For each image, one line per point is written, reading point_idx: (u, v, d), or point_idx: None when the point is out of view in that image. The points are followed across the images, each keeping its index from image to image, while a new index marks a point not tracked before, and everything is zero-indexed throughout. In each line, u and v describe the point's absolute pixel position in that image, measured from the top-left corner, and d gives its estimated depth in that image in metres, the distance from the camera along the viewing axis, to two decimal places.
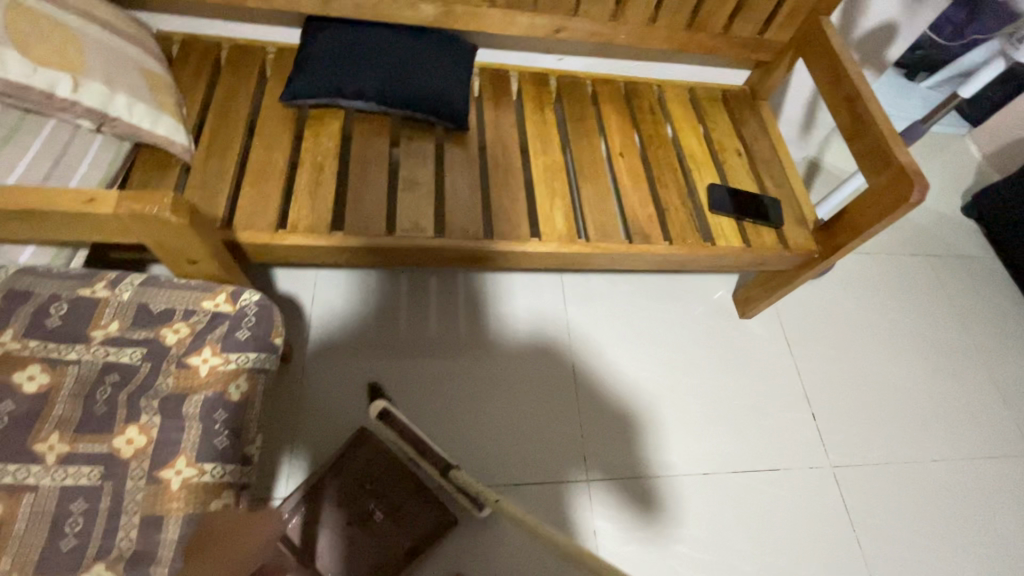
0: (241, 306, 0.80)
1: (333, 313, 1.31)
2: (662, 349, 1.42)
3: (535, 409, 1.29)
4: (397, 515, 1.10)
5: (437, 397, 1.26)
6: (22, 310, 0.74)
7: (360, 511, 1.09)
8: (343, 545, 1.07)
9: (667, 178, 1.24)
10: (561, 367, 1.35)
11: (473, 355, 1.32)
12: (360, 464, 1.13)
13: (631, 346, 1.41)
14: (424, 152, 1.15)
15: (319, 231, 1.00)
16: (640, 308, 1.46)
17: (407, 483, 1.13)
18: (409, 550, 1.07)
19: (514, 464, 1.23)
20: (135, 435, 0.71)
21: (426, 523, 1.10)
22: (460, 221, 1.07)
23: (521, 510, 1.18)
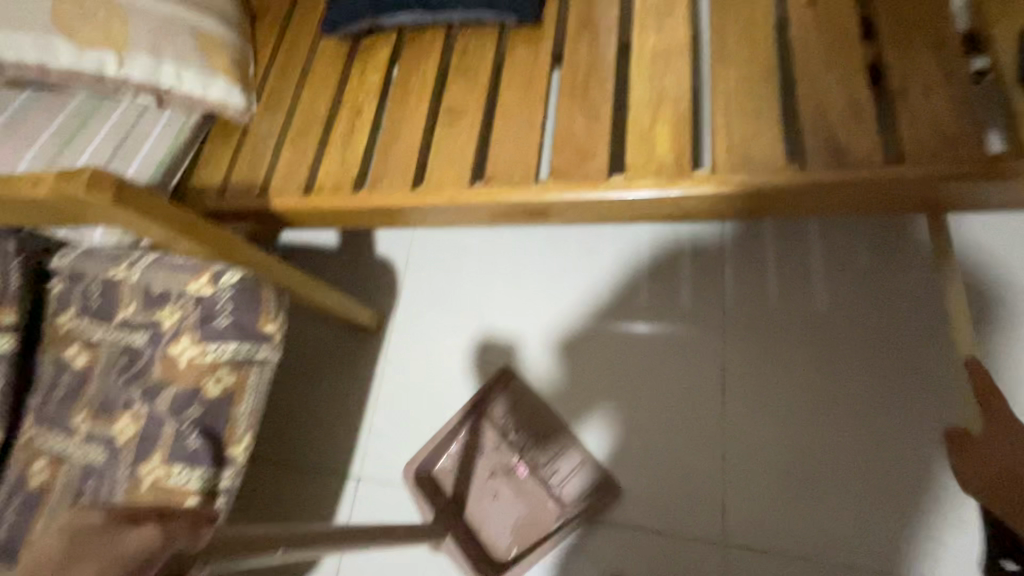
0: (219, 289, 0.70)
1: (429, 275, 1.10)
2: (898, 357, 0.83)
3: (693, 427, 0.87)
4: (547, 473, 0.91)
5: (588, 343, 0.96)
6: (77, 291, 0.79)
7: (505, 463, 0.93)
8: (487, 500, 0.92)
9: (914, 29, 0.63)
10: (773, 317, 0.89)
11: (613, 335, 0.95)
12: (505, 407, 0.95)
13: (846, 346, 0.85)
14: (480, 65, 0.84)
15: (344, 190, 0.83)
16: (871, 283, 0.86)
17: (557, 439, 0.91)
18: (561, 517, 0.88)
19: (693, 445, 0.86)
20: (128, 423, 0.70)
21: (585, 484, 0.88)
22: (507, 160, 0.74)
23: (647, 566, 0.82)
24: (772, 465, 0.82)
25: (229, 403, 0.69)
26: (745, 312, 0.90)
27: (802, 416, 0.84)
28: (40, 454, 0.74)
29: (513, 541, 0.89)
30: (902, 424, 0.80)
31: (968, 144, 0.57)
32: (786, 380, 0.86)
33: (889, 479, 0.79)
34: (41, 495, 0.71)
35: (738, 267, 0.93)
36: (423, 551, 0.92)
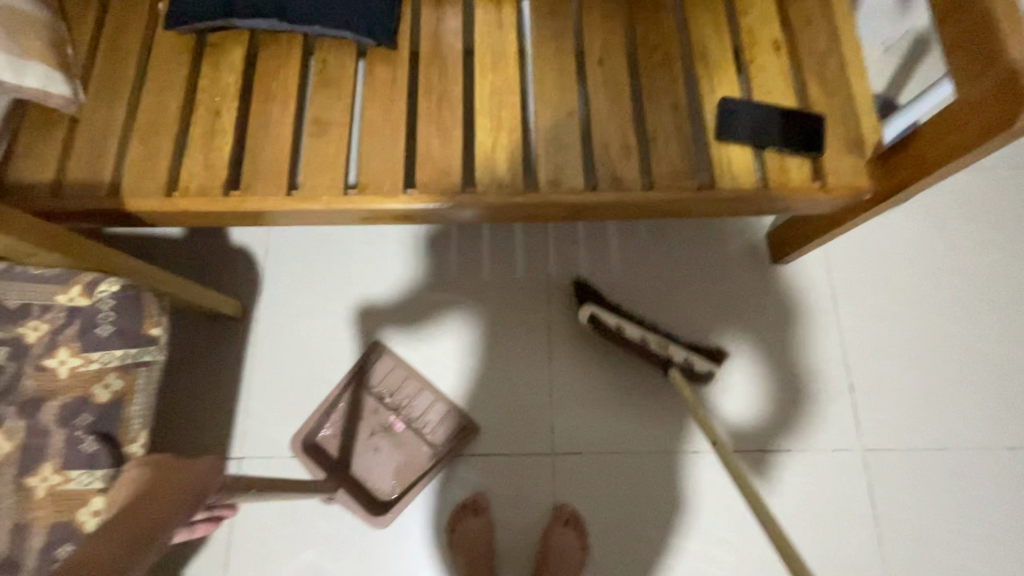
0: (97, 299, 0.72)
1: (293, 263, 1.17)
2: (662, 306, 1.18)
3: (530, 373, 1.14)
4: (419, 425, 1.11)
5: (447, 316, 1.16)
6: None
7: (383, 421, 1.11)
8: (369, 454, 1.09)
9: (662, 92, 0.92)
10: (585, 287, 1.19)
11: (468, 308, 1.16)
12: (381, 374, 1.12)
13: (629, 303, 1.18)
14: (342, 79, 0.93)
15: (212, 193, 0.86)
16: (646, 256, 1.20)
17: (426, 396, 1.11)
18: (433, 457, 1.09)
19: (531, 387, 1.14)
20: (1, 441, 0.69)
21: (451, 428, 1.10)
22: (377, 172, 0.88)
23: (502, 479, 1.09)
24: (585, 393, 1.14)
25: (122, 406, 0.73)
26: (563, 282, 1.19)
27: (605, 357, 1.16)
28: None
29: (394, 483, 1.08)
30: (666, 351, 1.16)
31: (689, 175, 0.88)
32: (593, 331, 1.17)
33: (658, 391, 1.14)
34: None
35: (558, 247, 1.21)
36: (316, 508, 1.06)
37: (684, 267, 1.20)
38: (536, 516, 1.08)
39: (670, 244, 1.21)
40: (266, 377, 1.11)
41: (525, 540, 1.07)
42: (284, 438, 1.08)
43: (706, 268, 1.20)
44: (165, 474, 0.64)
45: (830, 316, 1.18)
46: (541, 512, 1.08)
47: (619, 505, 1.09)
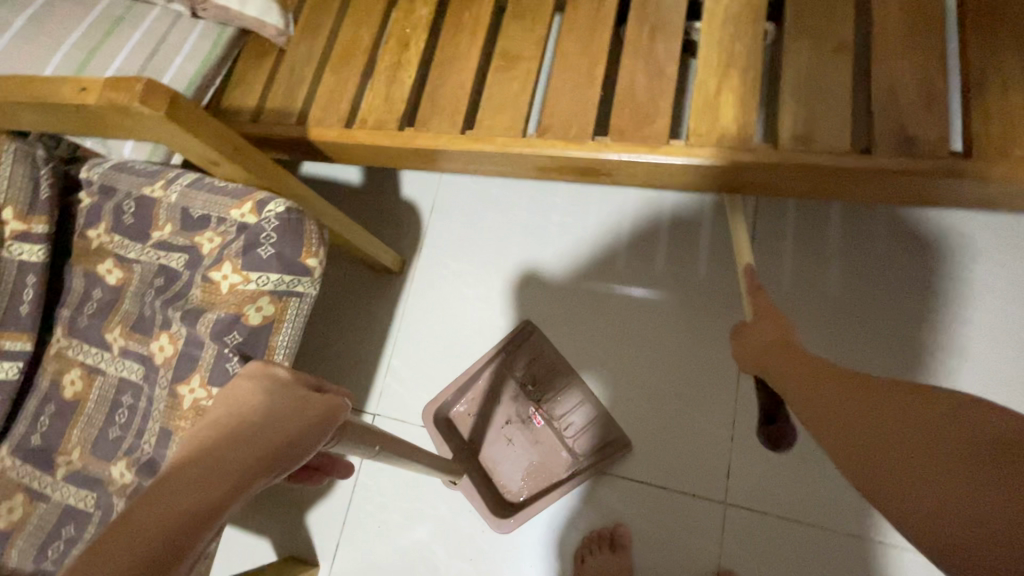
0: (264, 218, 0.69)
1: (456, 222, 1.09)
2: (930, 337, 0.80)
3: (706, 392, 0.90)
4: (562, 424, 0.95)
5: (611, 303, 0.97)
6: (109, 206, 0.77)
7: (522, 412, 0.97)
8: (502, 445, 0.97)
9: (999, 20, 0.62)
10: None
11: (639, 299, 0.96)
12: (528, 357, 0.98)
13: (879, 323, 0.82)
14: (539, 8, 0.80)
15: (388, 127, 0.80)
16: (913, 260, 0.83)
17: (573, 393, 0.95)
18: (571, 465, 0.93)
19: (705, 410, 0.90)
20: (165, 343, 0.70)
21: (597, 439, 0.92)
22: (563, 114, 0.73)
23: (652, 517, 0.87)
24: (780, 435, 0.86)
25: (269, 333, 0.69)
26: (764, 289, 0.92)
27: None
28: (71, 365, 0.75)
29: (525, 484, 0.94)
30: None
31: None
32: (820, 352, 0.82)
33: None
34: (78, 404, 0.72)
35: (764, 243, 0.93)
36: (438, 488, 0.96)
37: (978, 286, 0.81)
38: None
39: (956, 249, 0.82)
40: (411, 336, 1.05)
41: None
42: (417, 404, 1.01)
43: None
44: (259, 394, 0.44)
45: None
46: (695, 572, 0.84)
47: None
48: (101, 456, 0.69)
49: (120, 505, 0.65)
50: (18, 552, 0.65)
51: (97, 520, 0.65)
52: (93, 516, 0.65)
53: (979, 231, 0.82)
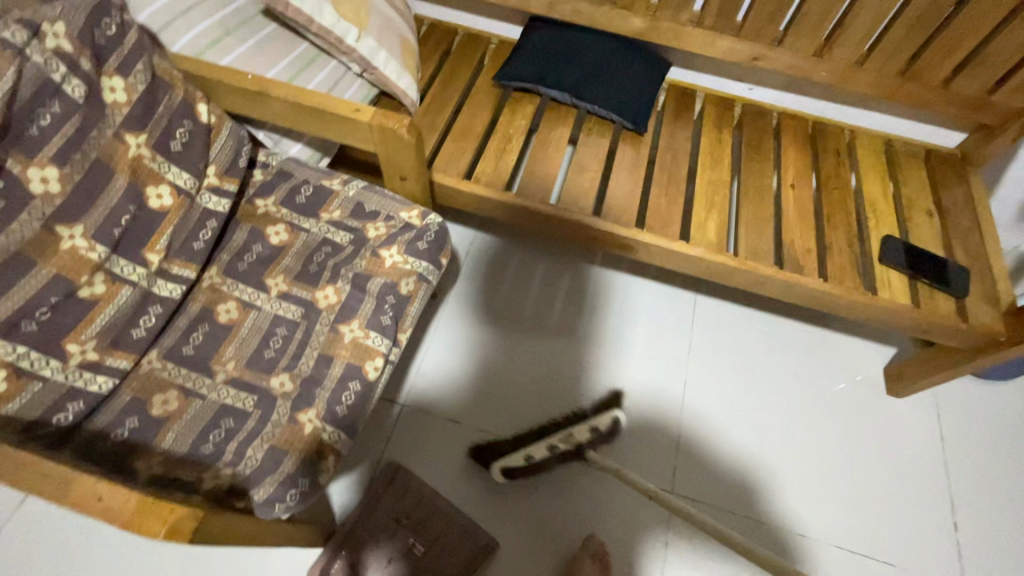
0: (428, 223, 0.97)
1: (475, 264, 1.39)
2: (760, 390, 1.30)
3: (632, 409, 1.25)
4: (435, 549, 1.05)
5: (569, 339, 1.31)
6: (284, 185, 0.99)
7: (402, 543, 1.05)
8: None
9: (837, 219, 1.19)
10: (695, 354, 1.33)
11: (592, 338, 1.32)
12: (393, 499, 1.09)
13: (731, 378, 1.31)
14: (600, 144, 1.26)
15: (495, 187, 1.16)
16: (761, 346, 1.35)
17: (437, 521, 1.07)
18: None
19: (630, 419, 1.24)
20: (331, 293, 0.91)
21: (467, 549, 1.05)
22: (616, 210, 1.16)
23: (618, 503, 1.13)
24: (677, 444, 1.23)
25: (413, 302, 0.94)
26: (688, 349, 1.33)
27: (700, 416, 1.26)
28: (225, 297, 0.90)
29: None
30: (779, 435, 1.25)
31: (857, 281, 1.11)
32: (722, 395, 1.29)
33: (774, 469, 1.22)
34: (232, 328, 0.87)
35: (671, 318, 1.37)
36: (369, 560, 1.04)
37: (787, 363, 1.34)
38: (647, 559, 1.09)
39: (779, 341, 1.36)
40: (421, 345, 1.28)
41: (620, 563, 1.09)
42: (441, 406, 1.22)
43: (808, 369, 1.33)
44: None
45: (922, 450, 1.26)
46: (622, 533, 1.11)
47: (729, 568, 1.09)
48: (257, 369, 0.84)
49: (283, 407, 0.81)
50: (174, 436, 0.76)
51: (258, 417, 0.80)
52: (252, 413, 0.80)
53: (798, 334, 1.37)
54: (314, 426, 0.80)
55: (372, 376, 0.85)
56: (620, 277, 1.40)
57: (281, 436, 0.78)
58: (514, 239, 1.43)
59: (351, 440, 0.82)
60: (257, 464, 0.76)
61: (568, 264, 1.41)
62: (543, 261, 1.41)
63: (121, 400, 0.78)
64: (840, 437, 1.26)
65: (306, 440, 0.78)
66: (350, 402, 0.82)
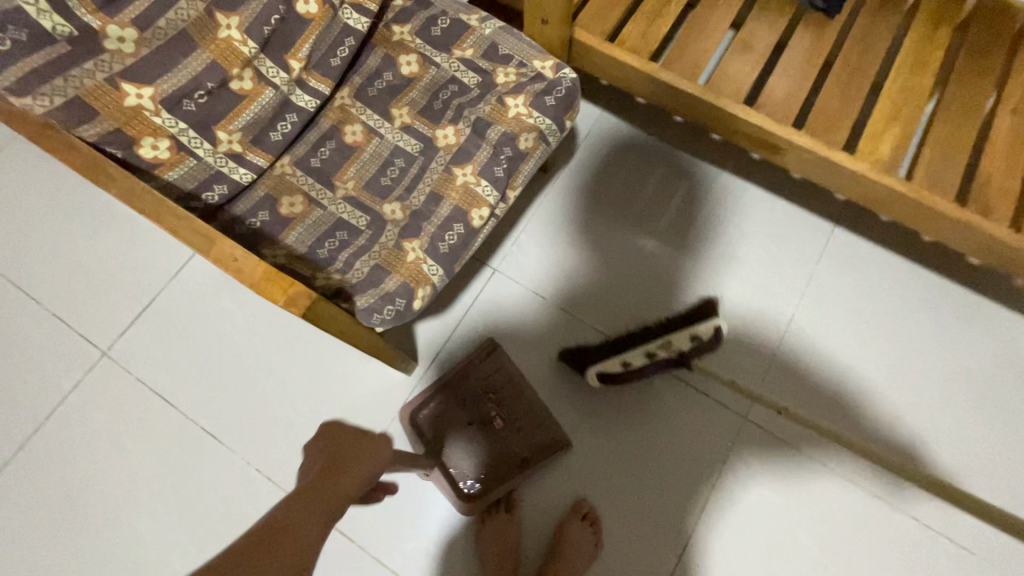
0: (560, 77, 0.90)
1: (596, 144, 1.28)
2: (884, 347, 1.15)
3: (730, 335, 1.17)
4: (517, 425, 1.10)
5: (682, 245, 1.22)
6: (422, 14, 0.95)
7: (483, 411, 1.10)
8: (466, 442, 1.09)
9: None
10: (815, 291, 1.19)
11: (705, 254, 1.21)
12: (484, 372, 1.12)
13: (852, 327, 1.16)
14: (775, 24, 1.06)
15: (640, 53, 1.03)
16: (898, 299, 1.18)
17: (521, 400, 1.11)
18: (523, 460, 1.08)
19: (727, 343, 1.16)
20: (450, 134, 0.90)
21: (542, 438, 1.09)
22: (773, 104, 1.01)
23: (686, 414, 1.12)
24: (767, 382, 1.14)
25: (529, 159, 0.90)
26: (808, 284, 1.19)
27: (803, 360, 1.15)
28: (353, 120, 0.92)
29: (477, 473, 1.08)
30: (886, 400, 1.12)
31: None
32: (829, 342, 1.16)
33: (866, 428, 1.11)
34: (355, 150, 0.90)
35: (800, 248, 1.21)
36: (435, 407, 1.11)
37: (927, 325, 1.16)
38: (699, 481, 1.09)
39: (921, 298, 1.17)
40: (524, 214, 1.24)
41: (669, 472, 1.10)
42: (534, 278, 1.20)
43: (950, 337, 1.15)
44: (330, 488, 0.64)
45: None
46: (679, 446, 1.11)
47: (785, 510, 1.07)
48: (374, 193, 0.88)
49: (392, 233, 0.85)
50: (297, 236, 0.83)
51: (368, 236, 0.85)
52: (364, 232, 0.85)
53: (948, 298, 1.17)
54: (416, 256, 0.83)
55: (476, 224, 0.85)
56: (749, 190, 1.25)
57: (386, 257, 0.83)
58: (642, 124, 1.29)
59: (446, 278, 0.85)
60: (363, 275, 0.82)
61: (695, 165, 1.27)
62: (670, 156, 1.27)
63: (258, 194, 0.85)
64: (960, 416, 1.11)
65: (408, 266, 0.82)
66: (452, 242, 0.84)
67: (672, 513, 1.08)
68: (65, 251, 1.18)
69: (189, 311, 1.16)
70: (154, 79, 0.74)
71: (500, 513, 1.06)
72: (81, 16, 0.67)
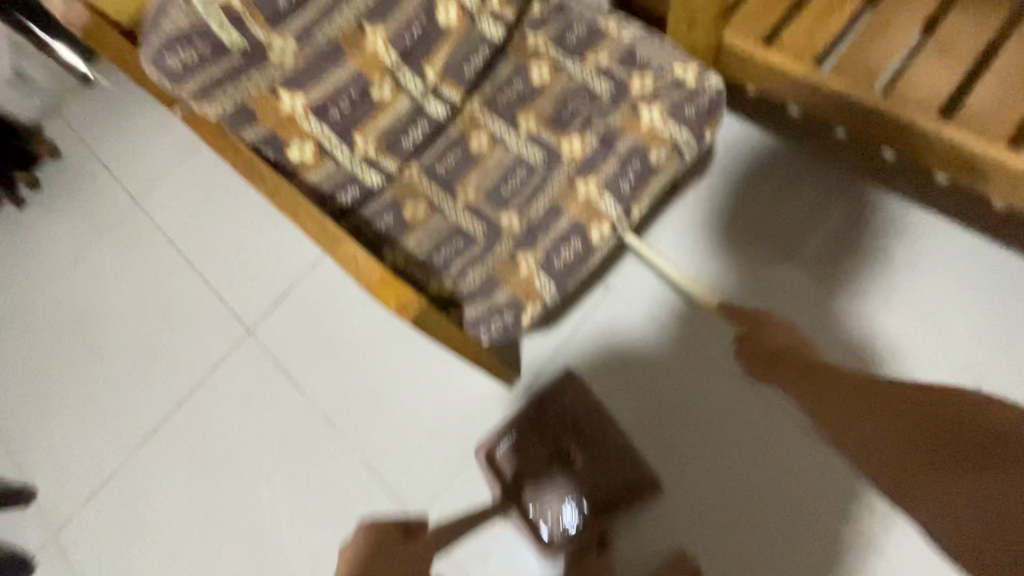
0: (704, 84, 0.81)
1: (736, 158, 1.14)
2: None
3: None
4: (599, 462, 1.04)
5: (832, 281, 1.04)
6: (558, 22, 0.92)
7: (563, 448, 1.06)
8: (544, 481, 1.05)
9: None
10: (1008, 352, 0.96)
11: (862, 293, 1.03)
12: (564, 406, 1.08)
13: None
14: (989, 19, 0.86)
15: (803, 57, 0.90)
16: None
17: (604, 436, 1.05)
18: (609, 500, 1.02)
19: None
20: (576, 144, 0.86)
21: (631, 479, 1.02)
22: (980, 117, 0.81)
23: (819, 479, 0.97)
24: None
25: (659, 174, 0.82)
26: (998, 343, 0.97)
27: None
28: (480, 128, 0.91)
29: (559, 514, 1.03)
30: None
31: None
32: None
33: None
34: (480, 158, 0.90)
35: (988, 296, 0.99)
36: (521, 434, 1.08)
37: None
38: (828, 562, 0.94)
39: None
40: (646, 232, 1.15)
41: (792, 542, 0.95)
42: (653, 302, 1.11)
43: None
44: None
45: None
46: (808, 514, 0.96)
47: None
48: (493, 201, 0.86)
49: (507, 243, 0.83)
50: (416, 240, 0.85)
51: (483, 245, 0.84)
52: (480, 241, 0.84)
53: None
54: (529, 268, 0.80)
55: (596, 240, 0.80)
56: (926, 220, 1.04)
57: (499, 268, 0.81)
58: (794, 138, 1.14)
59: (558, 295, 0.80)
60: (475, 285, 0.80)
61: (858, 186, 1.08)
62: (826, 176, 1.10)
63: (385, 198, 0.88)
64: None
65: (520, 279, 0.79)
66: (568, 258, 0.79)
67: None
68: (228, 239, 1.35)
69: (319, 301, 1.25)
70: (307, 87, 0.80)
71: (591, 553, 1.00)
72: (253, 31, 0.74)
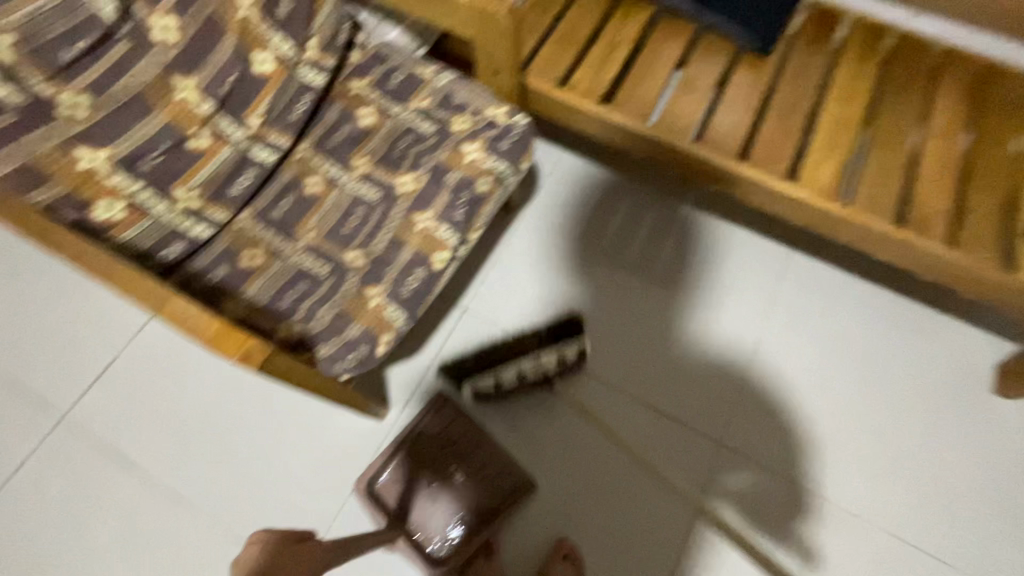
0: (512, 121, 0.93)
1: (558, 181, 1.31)
2: (857, 364, 1.15)
3: (701, 362, 1.17)
4: (478, 475, 1.05)
5: (649, 275, 1.23)
6: (378, 68, 0.98)
7: (441, 469, 1.05)
8: (427, 505, 1.03)
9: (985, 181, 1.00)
10: (785, 312, 1.19)
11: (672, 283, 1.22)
12: (437, 427, 1.08)
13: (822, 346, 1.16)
14: (715, 65, 1.13)
15: (591, 96, 1.08)
16: (863, 316, 1.18)
17: (480, 448, 1.07)
18: (492, 509, 1.03)
19: (698, 371, 1.16)
20: (409, 180, 0.92)
21: (509, 484, 1.05)
22: (719, 138, 1.06)
23: (662, 443, 1.12)
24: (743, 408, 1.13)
25: (487, 201, 0.91)
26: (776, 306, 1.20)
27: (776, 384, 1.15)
28: (314, 171, 0.93)
29: (445, 534, 1.02)
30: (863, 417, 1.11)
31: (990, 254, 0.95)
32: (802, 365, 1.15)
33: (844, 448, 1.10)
34: (317, 200, 0.91)
35: (764, 270, 1.22)
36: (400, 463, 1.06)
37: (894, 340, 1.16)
38: (680, 515, 1.07)
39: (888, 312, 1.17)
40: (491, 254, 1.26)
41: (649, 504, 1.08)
42: (505, 315, 1.21)
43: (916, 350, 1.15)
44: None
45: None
46: (660, 478, 1.09)
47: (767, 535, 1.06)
48: (335, 241, 0.89)
49: (354, 279, 0.86)
50: (258, 287, 0.83)
51: (330, 284, 0.85)
52: (326, 280, 0.85)
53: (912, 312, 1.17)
54: (377, 301, 0.84)
55: (438, 266, 0.87)
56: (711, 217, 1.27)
57: (348, 304, 0.83)
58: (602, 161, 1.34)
59: (410, 322, 0.85)
60: (325, 323, 0.82)
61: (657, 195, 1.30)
62: (631, 188, 1.30)
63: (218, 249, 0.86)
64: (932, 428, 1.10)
65: (371, 311, 0.83)
66: (414, 286, 0.85)
67: (657, 546, 1.06)
68: (26, 316, 1.15)
69: (153, 369, 1.13)
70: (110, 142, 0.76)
71: (480, 561, 1.02)
72: (36, 85, 0.71)
